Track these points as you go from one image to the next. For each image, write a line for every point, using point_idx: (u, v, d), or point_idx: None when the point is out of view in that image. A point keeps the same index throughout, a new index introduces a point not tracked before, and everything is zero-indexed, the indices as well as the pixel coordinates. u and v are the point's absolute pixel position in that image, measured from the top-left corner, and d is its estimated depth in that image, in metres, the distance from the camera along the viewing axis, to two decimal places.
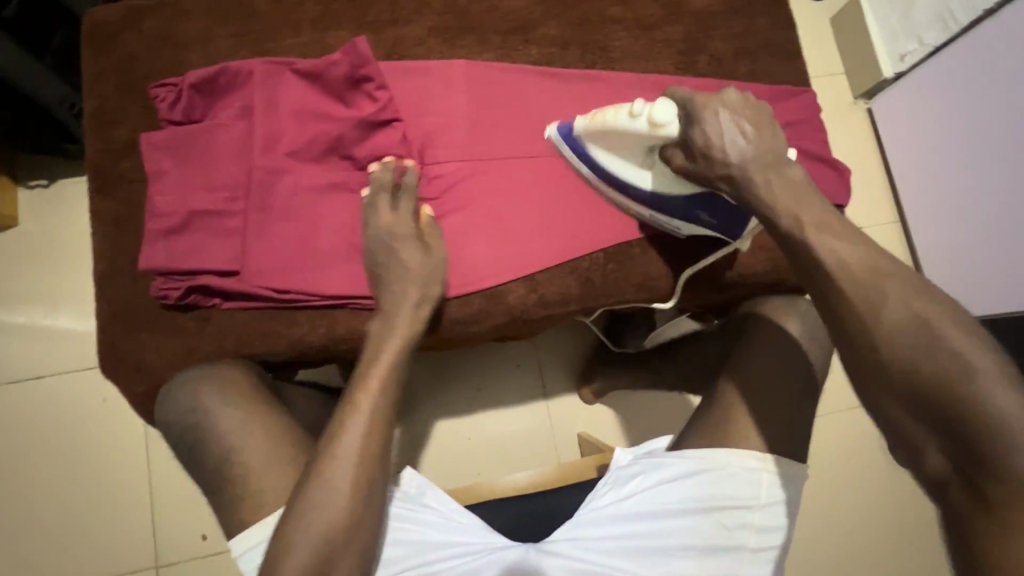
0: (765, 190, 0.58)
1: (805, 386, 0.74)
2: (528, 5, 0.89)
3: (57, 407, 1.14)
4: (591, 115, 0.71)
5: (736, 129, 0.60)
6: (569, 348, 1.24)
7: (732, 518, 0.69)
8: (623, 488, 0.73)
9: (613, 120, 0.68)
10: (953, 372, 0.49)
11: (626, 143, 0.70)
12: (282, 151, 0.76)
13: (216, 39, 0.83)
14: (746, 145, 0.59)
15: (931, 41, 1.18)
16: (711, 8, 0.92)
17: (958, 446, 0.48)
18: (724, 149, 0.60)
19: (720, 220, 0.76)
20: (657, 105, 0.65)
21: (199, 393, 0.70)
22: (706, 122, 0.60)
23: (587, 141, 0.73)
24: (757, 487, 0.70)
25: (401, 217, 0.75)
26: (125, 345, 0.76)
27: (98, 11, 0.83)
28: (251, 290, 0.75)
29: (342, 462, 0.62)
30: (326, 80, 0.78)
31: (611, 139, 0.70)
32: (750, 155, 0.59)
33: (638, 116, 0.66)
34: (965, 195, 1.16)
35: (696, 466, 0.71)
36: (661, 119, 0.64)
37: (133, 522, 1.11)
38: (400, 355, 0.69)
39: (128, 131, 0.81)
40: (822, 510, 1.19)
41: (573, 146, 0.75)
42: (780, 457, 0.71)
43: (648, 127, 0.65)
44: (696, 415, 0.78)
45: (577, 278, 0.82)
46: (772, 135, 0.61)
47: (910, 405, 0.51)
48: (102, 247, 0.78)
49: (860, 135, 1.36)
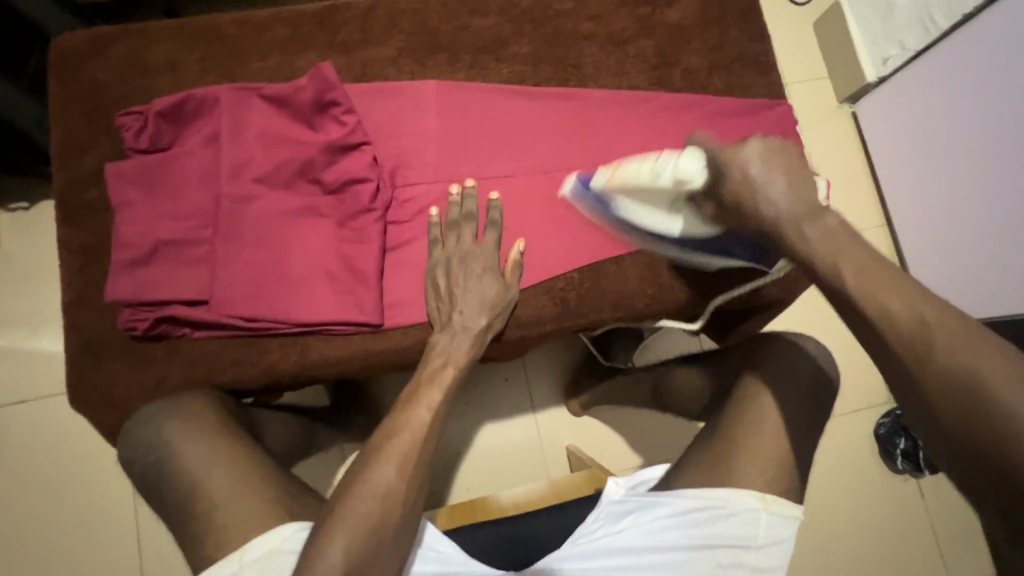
0: (795, 227, 0.58)
1: (785, 405, 0.73)
2: (500, 23, 0.88)
3: (28, 435, 1.08)
4: (613, 173, 0.74)
5: (767, 175, 0.60)
6: (557, 362, 1.23)
7: (727, 557, 0.68)
8: (615, 524, 0.71)
9: (637, 179, 0.71)
10: (948, 397, 0.48)
11: (652, 194, 0.72)
12: (249, 177, 0.76)
13: (183, 65, 0.83)
14: (779, 192, 0.59)
15: (913, 46, 1.18)
16: (685, 21, 0.91)
17: (995, 489, 0.46)
18: (757, 204, 0.60)
19: (751, 253, 0.79)
20: (680, 159, 0.67)
21: (162, 426, 0.70)
22: (734, 177, 0.61)
23: (612, 196, 0.76)
24: (755, 527, 0.68)
25: (482, 247, 0.79)
26: (93, 376, 0.76)
27: (65, 38, 0.82)
28: (220, 319, 0.74)
29: (366, 498, 0.61)
30: (293, 105, 0.78)
31: (637, 192, 0.73)
32: (786, 202, 0.59)
33: (662, 175, 0.68)
34: (950, 200, 1.15)
35: (691, 505, 0.69)
36: (688, 175, 0.66)
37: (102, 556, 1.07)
38: (444, 379, 0.72)
39: (96, 159, 0.80)
40: (815, 519, 1.18)
41: (595, 203, 0.79)
42: (778, 496, 0.69)
43: (675, 182, 0.67)
44: (693, 446, 0.77)
45: (552, 299, 0.82)
46: (801, 175, 0.60)
47: (942, 435, 0.49)
48: (72, 278, 0.78)
49: (843, 141, 1.35)
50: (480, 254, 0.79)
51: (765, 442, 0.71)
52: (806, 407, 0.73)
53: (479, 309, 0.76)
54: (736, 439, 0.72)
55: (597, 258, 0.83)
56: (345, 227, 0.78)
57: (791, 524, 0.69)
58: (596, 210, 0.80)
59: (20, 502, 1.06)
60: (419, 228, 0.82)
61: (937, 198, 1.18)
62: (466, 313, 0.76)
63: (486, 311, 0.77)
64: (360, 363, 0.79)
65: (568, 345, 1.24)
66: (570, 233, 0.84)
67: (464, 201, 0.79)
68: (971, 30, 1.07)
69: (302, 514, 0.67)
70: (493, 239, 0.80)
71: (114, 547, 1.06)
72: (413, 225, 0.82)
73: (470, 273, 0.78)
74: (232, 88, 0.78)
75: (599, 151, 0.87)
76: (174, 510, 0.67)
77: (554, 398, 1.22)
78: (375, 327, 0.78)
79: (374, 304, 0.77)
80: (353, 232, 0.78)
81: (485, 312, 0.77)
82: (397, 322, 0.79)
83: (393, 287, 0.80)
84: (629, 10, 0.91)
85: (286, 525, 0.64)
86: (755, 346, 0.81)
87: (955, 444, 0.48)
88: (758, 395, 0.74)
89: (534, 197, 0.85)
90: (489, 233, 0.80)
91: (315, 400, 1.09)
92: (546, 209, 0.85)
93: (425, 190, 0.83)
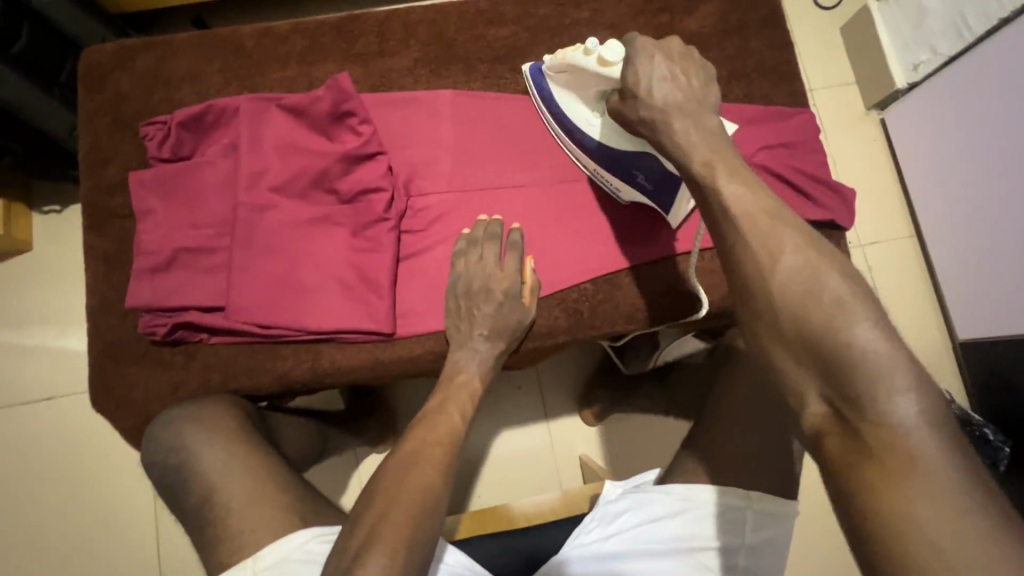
0: (675, 129, 0.60)
1: (791, 416, 0.72)
2: (516, 32, 0.88)
3: (55, 432, 1.11)
4: (558, 52, 0.74)
5: (665, 81, 0.62)
6: (571, 371, 1.22)
7: (717, 560, 0.66)
8: (609, 526, 0.71)
9: (570, 55, 0.70)
10: (815, 326, 0.47)
11: (583, 79, 0.72)
12: (266, 187, 0.77)
13: (205, 76, 0.85)
14: (678, 95, 0.61)
15: (945, 50, 1.13)
16: (704, 30, 0.90)
17: (831, 383, 0.46)
18: (649, 91, 0.62)
19: (654, 185, 0.75)
20: (608, 44, 0.66)
21: (181, 433, 0.71)
22: (641, 64, 0.63)
23: (554, 75, 0.76)
24: (742, 528, 0.67)
25: (505, 270, 0.79)
26: (112, 381, 0.77)
27: (95, 50, 0.85)
28: (235, 325, 0.75)
29: (386, 507, 0.60)
30: (309, 115, 0.79)
31: (571, 68, 0.72)
32: (677, 99, 0.61)
33: (591, 54, 0.68)
34: (979, 211, 1.10)
35: (680, 504, 0.69)
36: (609, 59, 0.66)
37: (114, 559, 1.08)
38: (461, 403, 0.73)
39: (120, 168, 0.83)
40: (838, 537, 1.14)
41: (540, 81, 0.79)
42: (764, 494, 0.68)
43: (596, 67, 0.68)
44: (683, 449, 0.76)
45: (565, 310, 0.81)
46: (704, 86, 0.63)
47: (801, 352, 0.48)
48: (96, 283, 0.80)
49: (870, 150, 1.31)
50: (502, 277, 0.78)
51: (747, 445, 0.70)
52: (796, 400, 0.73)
53: (499, 333, 0.77)
54: (723, 440, 0.72)
55: (611, 269, 0.82)
56: (359, 236, 0.79)
57: (781, 524, 0.68)
58: (540, 91, 0.80)
59: (47, 497, 1.09)
60: (431, 237, 0.82)
61: (967, 212, 1.13)
62: (487, 336, 0.76)
63: (503, 337, 0.77)
64: (371, 372, 0.79)
65: (580, 353, 1.22)
66: (584, 245, 0.83)
67: (489, 225, 0.80)
68: (1003, 37, 1.02)
69: (314, 519, 0.67)
70: (513, 261, 0.79)
71: (132, 545, 1.08)
72: (426, 234, 0.82)
73: (491, 298, 0.77)
74: (251, 99, 0.80)
75: None
76: (189, 510, 0.69)
77: (567, 407, 1.20)
78: (387, 337, 0.78)
79: (385, 313, 0.77)
80: (367, 241, 0.79)
81: (504, 335, 0.77)
82: (408, 332, 0.79)
83: (405, 297, 0.80)
84: (647, 18, 0.90)
85: (298, 533, 0.64)
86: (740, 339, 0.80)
87: (800, 348, 0.48)
88: (751, 400, 0.73)
89: (546, 207, 0.84)
90: (510, 254, 0.79)
91: (330, 405, 1.09)
92: (557, 221, 0.84)
93: (437, 200, 0.83)
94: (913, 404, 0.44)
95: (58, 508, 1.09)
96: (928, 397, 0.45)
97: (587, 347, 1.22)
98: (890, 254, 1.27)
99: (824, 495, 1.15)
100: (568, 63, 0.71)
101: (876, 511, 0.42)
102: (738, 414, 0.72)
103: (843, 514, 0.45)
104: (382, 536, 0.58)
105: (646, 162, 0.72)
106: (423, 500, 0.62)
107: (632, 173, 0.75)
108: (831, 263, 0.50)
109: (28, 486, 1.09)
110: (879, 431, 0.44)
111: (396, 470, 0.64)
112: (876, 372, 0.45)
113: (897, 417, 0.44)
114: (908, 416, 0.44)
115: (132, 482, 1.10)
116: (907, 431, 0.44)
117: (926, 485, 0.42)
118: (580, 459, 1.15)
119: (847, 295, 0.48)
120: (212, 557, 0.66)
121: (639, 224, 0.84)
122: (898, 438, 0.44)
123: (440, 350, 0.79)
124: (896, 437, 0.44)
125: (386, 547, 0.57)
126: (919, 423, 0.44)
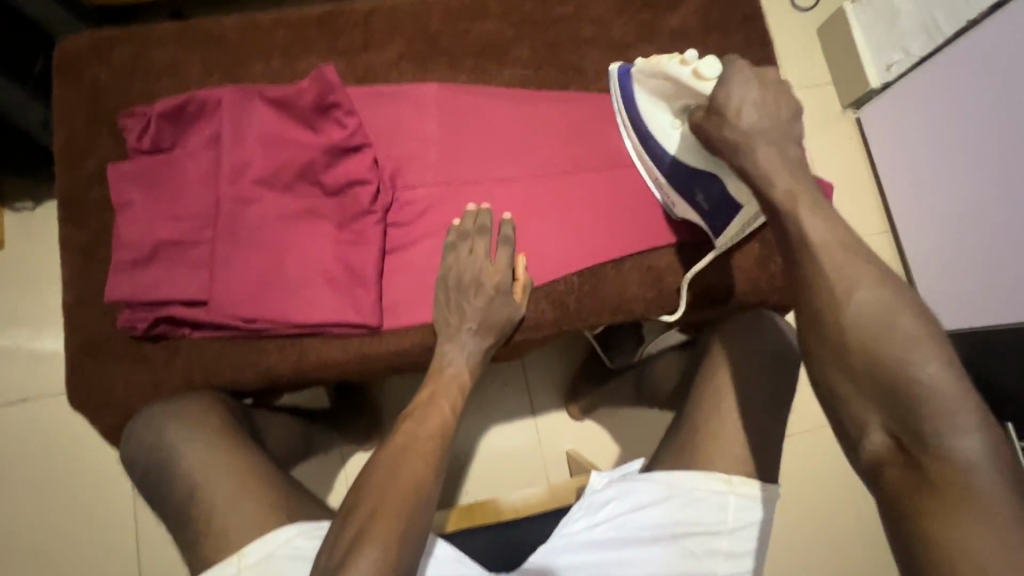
0: (760, 158, 0.58)
1: (773, 403, 0.74)
2: (501, 27, 0.89)
3: (29, 435, 1.08)
4: (650, 56, 0.71)
5: (749, 101, 0.60)
6: (558, 366, 1.23)
7: (701, 544, 0.68)
8: (595, 515, 0.72)
9: (664, 61, 0.68)
10: (884, 362, 0.50)
11: (669, 88, 0.70)
12: (249, 179, 0.76)
13: (186, 67, 0.84)
14: (762, 121, 0.59)
15: (917, 51, 1.17)
16: (686, 26, 0.91)
17: (897, 418, 0.50)
18: (737, 114, 0.59)
19: (712, 207, 0.76)
20: (707, 60, 0.64)
21: (163, 430, 0.69)
22: (734, 85, 0.60)
23: (639, 80, 0.74)
24: (724, 512, 0.69)
25: (496, 263, 0.79)
26: (91, 378, 0.76)
27: (70, 41, 0.83)
28: (219, 319, 0.74)
29: (379, 500, 0.60)
30: (294, 107, 0.78)
31: (661, 76, 0.69)
32: (764, 126, 0.59)
33: (687, 64, 0.66)
34: (953, 208, 1.14)
35: (664, 491, 0.70)
36: (704, 74, 0.64)
37: (92, 565, 1.05)
38: (450, 396, 0.73)
39: (97, 161, 0.81)
40: (818, 524, 1.17)
41: (623, 81, 0.77)
42: (746, 478, 0.70)
43: (690, 78, 0.65)
44: (667, 438, 0.77)
45: (551, 302, 0.81)
46: (789, 114, 0.60)
47: (866, 385, 0.51)
48: (73, 278, 0.78)
49: (846, 148, 1.35)
50: (493, 271, 0.78)
51: (728, 430, 0.72)
52: (777, 386, 0.75)
53: (488, 326, 0.77)
54: (704, 427, 0.73)
55: (598, 262, 0.83)
56: (345, 229, 0.78)
57: (760, 506, 0.70)
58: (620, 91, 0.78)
59: (20, 502, 1.06)
60: (418, 230, 0.82)
61: (940, 206, 1.17)
62: (476, 329, 0.77)
63: (492, 332, 0.78)
64: (358, 366, 0.78)
65: (566, 348, 1.23)
66: (571, 238, 0.84)
67: (479, 215, 0.79)
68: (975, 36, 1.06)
69: (303, 515, 0.67)
70: (506, 255, 0.80)
71: (112, 550, 1.06)
72: (412, 227, 0.82)
73: (481, 291, 0.77)
74: (234, 91, 0.79)
75: (599, 155, 0.87)
76: (174, 508, 0.67)
77: (554, 402, 1.21)
78: (374, 330, 0.78)
79: (371, 306, 0.77)
80: (352, 234, 0.78)
81: (494, 329, 0.78)
82: (396, 324, 0.79)
83: (392, 290, 0.80)
84: (630, 15, 0.91)
85: (283, 528, 0.64)
86: (718, 329, 0.81)
87: (868, 382, 0.51)
88: (731, 389, 0.74)
89: (533, 200, 0.85)
90: (504, 248, 0.79)
91: (316, 402, 1.08)
92: (543, 213, 0.85)
93: (425, 193, 0.83)
94: (975, 440, 0.47)
95: (32, 514, 1.06)
96: (989, 436, 0.48)
97: (574, 342, 1.23)
98: None
99: (804, 485, 1.18)
100: (660, 68, 0.68)
101: (932, 537, 0.46)
102: (720, 403, 0.74)
103: (900, 540, 0.48)
104: (376, 528, 0.58)
105: (710, 184, 0.73)
106: (416, 492, 0.62)
107: (693, 191, 0.76)
108: (905, 300, 0.52)
109: None
110: (943, 466, 0.47)
111: (387, 463, 0.64)
112: (941, 410, 0.48)
113: (959, 454, 0.47)
114: (971, 453, 0.47)
115: (111, 485, 1.08)
116: (969, 468, 0.47)
117: (988, 518, 0.45)
118: (568, 453, 1.16)
119: (917, 333, 0.51)
120: (198, 555, 0.65)
121: (625, 217, 0.85)
122: (961, 473, 0.47)
123: (427, 343, 0.79)
124: (959, 473, 0.47)
125: (380, 539, 0.57)
126: (981, 460, 0.47)
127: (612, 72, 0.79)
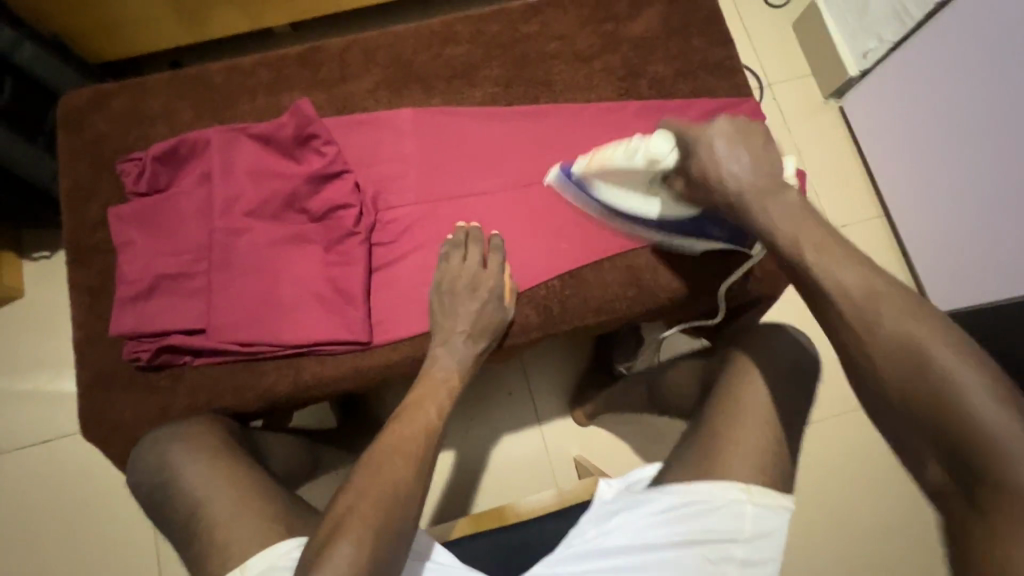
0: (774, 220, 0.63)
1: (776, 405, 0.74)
2: (470, 49, 0.93)
3: (52, 472, 1.13)
4: (591, 157, 0.79)
5: (732, 154, 0.67)
6: (563, 372, 1.24)
7: (716, 552, 0.68)
8: (605, 523, 0.73)
9: (614, 158, 0.76)
10: (913, 378, 0.52)
11: (627, 174, 0.77)
12: (239, 211, 0.81)
13: (179, 112, 0.90)
14: (743, 172, 0.66)
15: (891, 37, 1.18)
16: (648, 34, 0.95)
17: (945, 450, 0.50)
18: (722, 178, 0.67)
19: (729, 233, 0.80)
20: (653, 138, 0.73)
21: (167, 452, 0.73)
22: (702, 155, 0.68)
23: (592, 179, 0.80)
24: (741, 521, 0.68)
25: (467, 267, 0.82)
26: (101, 408, 0.80)
27: (71, 97, 0.90)
28: (217, 345, 0.78)
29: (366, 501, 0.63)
30: (277, 141, 0.83)
31: (616, 172, 0.77)
32: (752, 183, 0.66)
33: (637, 153, 0.74)
34: (945, 183, 1.14)
35: (677, 500, 0.70)
36: (660, 151, 0.72)
37: None
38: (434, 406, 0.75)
39: (101, 205, 0.87)
40: (837, 513, 1.15)
41: (574, 184, 0.83)
42: (763, 488, 0.70)
43: (648, 161, 0.73)
44: (682, 446, 0.78)
45: (534, 308, 0.84)
46: (768, 161, 0.67)
47: (911, 419, 0.52)
48: (81, 317, 0.83)
49: (829, 136, 1.36)
50: (473, 278, 0.82)
51: (744, 437, 0.72)
52: (779, 385, 0.75)
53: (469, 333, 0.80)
54: (716, 432, 0.73)
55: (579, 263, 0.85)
56: (332, 251, 0.83)
57: (779, 516, 0.69)
58: (576, 191, 0.84)
59: (46, 537, 1.10)
60: (403, 247, 0.86)
61: (928, 183, 1.18)
62: (461, 336, 0.79)
63: (474, 338, 0.80)
64: (353, 380, 0.81)
65: (572, 357, 1.25)
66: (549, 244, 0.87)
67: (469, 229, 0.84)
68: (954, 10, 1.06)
69: (298, 526, 0.69)
70: (478, 258, 0.83)
71: None
72: (397, 244, 0.86)
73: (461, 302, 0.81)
74: (221, 130, 0.84)
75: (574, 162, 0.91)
76: (174, 525, 0.71)
77: (560, 410, 1.23)
78: (364, 345, 0.81)
79: (361, 322, 0.80)
80: (339, 255, 0.83)
81: (473, 336, 0.80)
82: (384, 339, 0.82)
83: (380, 306, 0.84)
84: (594, 28, 0.95)
85: (284, 540, 0.66)
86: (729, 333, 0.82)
87: (906, 413, 0.52)
88: (742, 396, 0.75)
89: (512, 210, 0.89)
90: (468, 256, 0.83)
91: (324, 422, 1.12)
92: (520, 223, 0.88)
93: (407, 212, 0.87)
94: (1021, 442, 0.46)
95: (58, 550, 1.10)
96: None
97: (576, 349, 1.25)
98: (860, 237, 1.30)
99: (820, 474, 1.17)
100: (612, 166, 0.76)
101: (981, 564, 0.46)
102: (729, 412, 0.74)
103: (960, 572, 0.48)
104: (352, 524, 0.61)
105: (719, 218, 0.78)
106: (391, 498, 0.64)
107: (707, 228, 0.80)
108: (936, 333, 0.52)
109: (28, 528, 1.10)
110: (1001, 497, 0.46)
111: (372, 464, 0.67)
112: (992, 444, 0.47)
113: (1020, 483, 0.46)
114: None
115: (131, 517, 1.12)
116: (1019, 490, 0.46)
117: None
118: (576, 459, 1.17)
119: (959, 365, 0.50)
120: (198, 568, 0.68)
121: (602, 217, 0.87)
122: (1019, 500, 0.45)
123: (416, 355, 0.82)
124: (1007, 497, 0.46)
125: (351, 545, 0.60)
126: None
127: (554, 180, 0.86)
